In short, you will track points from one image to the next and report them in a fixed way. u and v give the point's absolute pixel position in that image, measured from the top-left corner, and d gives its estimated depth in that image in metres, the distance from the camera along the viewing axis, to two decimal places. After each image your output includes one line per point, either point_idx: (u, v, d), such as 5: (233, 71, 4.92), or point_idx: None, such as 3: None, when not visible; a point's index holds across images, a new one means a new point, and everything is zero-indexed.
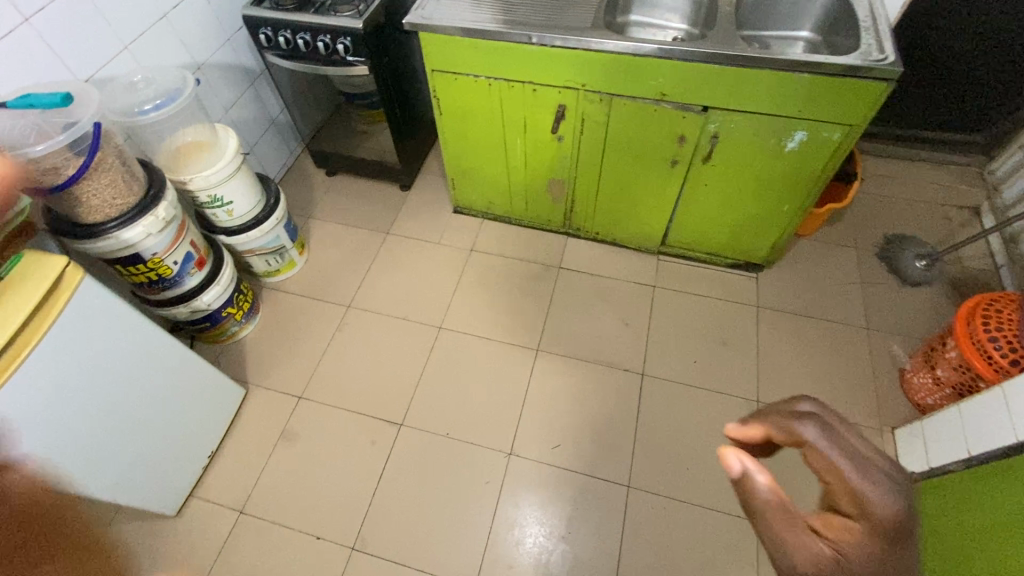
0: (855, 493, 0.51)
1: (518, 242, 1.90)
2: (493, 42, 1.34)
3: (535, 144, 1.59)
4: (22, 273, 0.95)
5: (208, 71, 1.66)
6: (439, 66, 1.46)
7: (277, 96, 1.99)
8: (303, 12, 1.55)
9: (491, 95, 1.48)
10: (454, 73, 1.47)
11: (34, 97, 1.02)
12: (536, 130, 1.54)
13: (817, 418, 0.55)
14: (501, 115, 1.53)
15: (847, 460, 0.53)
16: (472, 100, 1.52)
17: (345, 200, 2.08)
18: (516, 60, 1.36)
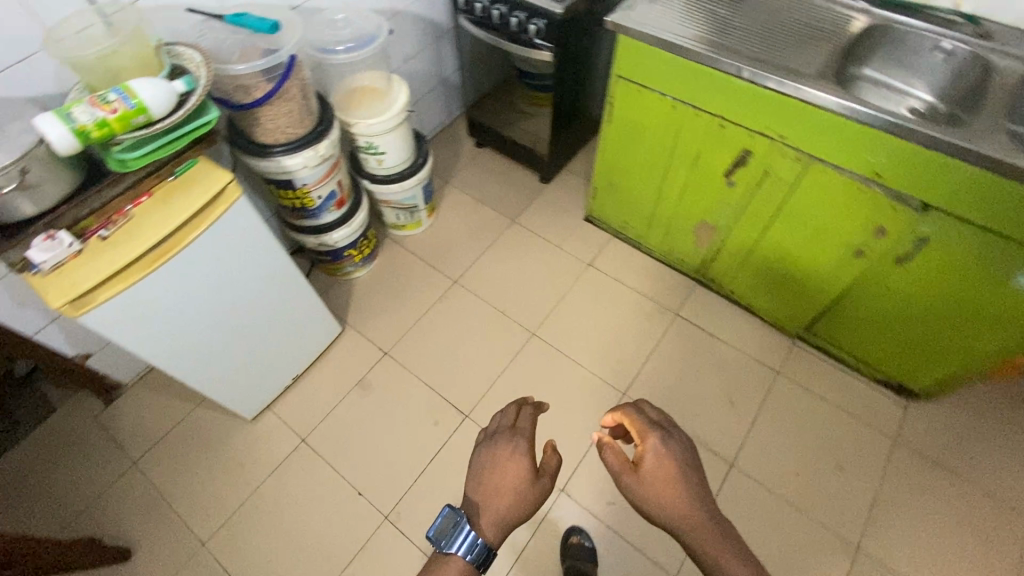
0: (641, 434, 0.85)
1: (640, 273, 1.77)
2: (695, 65, 1.20)
3: (700, 183, 1.43)
4: (193, 178, 1.03)
5: (401, 18, 1.69)
6: (626, 74, 1.34)
7: (453, 57, 2.00)
8: None
9: (671, 118, 1.35)
10: (640, 85, 1.34)
11: (249, 19, 1.07)
12: (706, 168, 1.38)
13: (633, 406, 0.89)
14: (674, 141, 1.39)
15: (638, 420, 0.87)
16: (649, 117, 1.39)
17: (483, 175, 2.06)
18: (713, 89, 1.22)
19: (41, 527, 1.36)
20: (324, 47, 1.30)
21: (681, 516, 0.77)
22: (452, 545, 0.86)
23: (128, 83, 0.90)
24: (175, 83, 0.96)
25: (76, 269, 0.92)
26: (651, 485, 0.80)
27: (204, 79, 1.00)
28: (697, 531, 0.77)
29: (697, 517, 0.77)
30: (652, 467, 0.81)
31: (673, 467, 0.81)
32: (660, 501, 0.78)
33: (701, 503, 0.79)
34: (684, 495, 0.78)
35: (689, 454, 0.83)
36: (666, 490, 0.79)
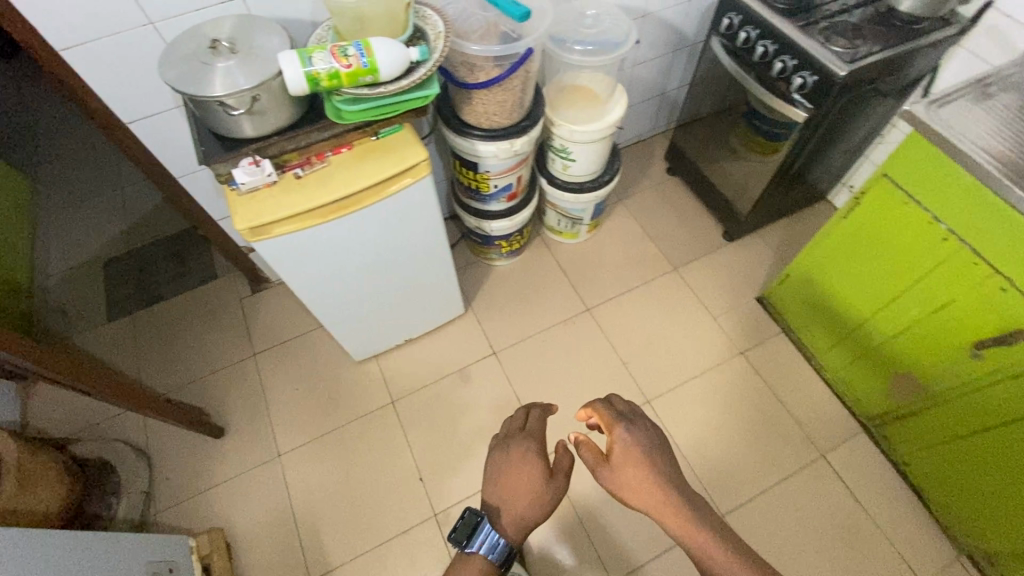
0: (609, 423, 0.86)
1: (797, 389, 1.50)
2: (1007, 208, 0.91)
3: (934, 335, 1.14)
4: (393, 144, 1.01)
5: (648, 20, 1.53)
6: (901, 181, 1.07)
7: (683, 72, 1.79)
8: (790, 19, 1.27)
9: (933, 251, 1.06)
10: (909, 198, 1.07)
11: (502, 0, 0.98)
12: (953, 325, 1.09)
13: (601, 400, 0.88)
14: (923, 277, 1.11)
15: (605, 411, 0.87)
16: (901, 237, 1.12)
17: (662, 206, 1.86)
18: (1017, 245, 0.92)
19: (172, 376, 1.56)
20: (560, 38, 1.19)
21: (656, 507, 0.79)
22: (473, 546, 0.88)
23: (370, 39, 0.88)
24: (410, 49, 0.92)
25: (268, 199, 0.95)
26: (624, 476, 0.82)
27: (439, 52, 0.95)
28: (671, 520, 0.79)
29: (670, 506, 0.79)
30: (621, 453, 0.82)
31: (640, 448, 0.82)
32: (634, 494, 0.80)
33: (671, 488, 0.80)
34: (654, 482, 0.80)
35: (659, 440, 0.84)
36: (636, 478, 0.80)
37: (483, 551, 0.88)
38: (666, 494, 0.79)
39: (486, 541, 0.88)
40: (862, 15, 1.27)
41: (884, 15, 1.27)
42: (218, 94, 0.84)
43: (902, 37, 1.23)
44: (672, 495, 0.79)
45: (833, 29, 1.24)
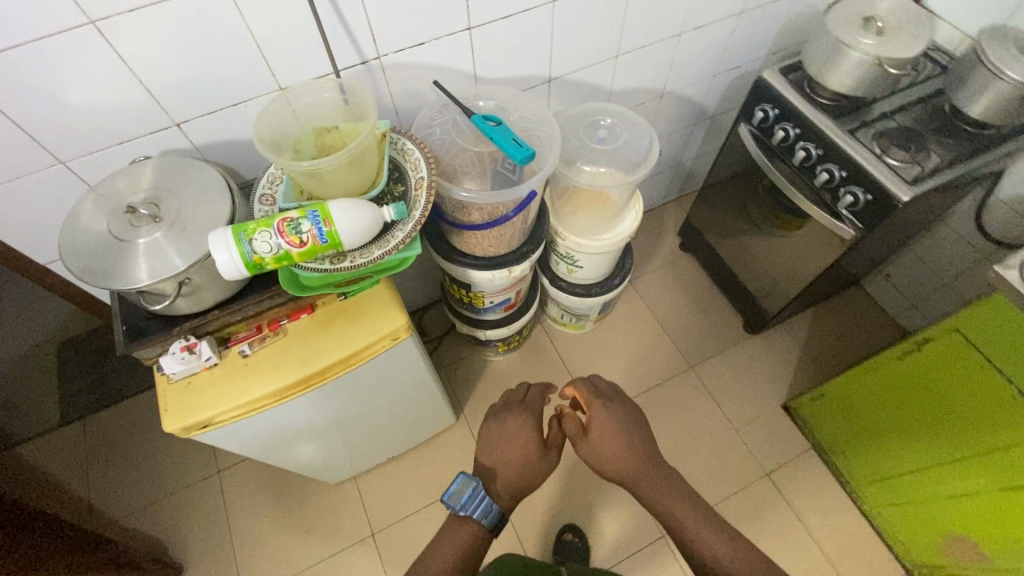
0: (587, 396, 0.95)
1: (830, 523, 1.33)
2: None
3: (1005, 513, 0.97)
4: (363, 306, 0.82)
5: (667, 98, 1.34)
6: (978, 341, 0.90)
7: (701, 143, 1.60)
8: (837, 120, 1.08)
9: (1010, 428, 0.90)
10: (984, 361, 0.90)
11: (498, 137, 0.80)
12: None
13: (585, 377, 0.98)
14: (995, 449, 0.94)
15: (585, 384, 0.96)
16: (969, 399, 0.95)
17: (677, 289, 1.67)
18: None
19: (123, 500, 1.40)
20: (568, 151, 1.01)
21: (631, 472, 0.88)
22: (468, 509, 0.85)
23: (330, 205, 0.69)
24: (384, 209, 0.74)
25: (208, 389, 0.76)
26: (599, 448, 0.90)
27: (420, 208, 0.76)
28: (644, 482, 0.87)
29: (644, 469, 0.88)
30: (599, 423, 0.91)
31: (614, 417, 0.91)
32: (612, 463, 0.89)
33: (642, 455, 0.89)
34: (626, 453, 0.88)
35: (633, 414, 0.93)
36: (611, 451, 0.88)
37: (477, 516, 0.85)
38: (639, 459, 0.88)
39: (481, 504, 0.85)
40: (918, 116, 1.09)
41: (946, 117, 1.08)
42: (143, 283, 0.66)
43: (969, 147, 1.04)
44: (644, 460, 0.88)
45: (888, 135, 1.06)
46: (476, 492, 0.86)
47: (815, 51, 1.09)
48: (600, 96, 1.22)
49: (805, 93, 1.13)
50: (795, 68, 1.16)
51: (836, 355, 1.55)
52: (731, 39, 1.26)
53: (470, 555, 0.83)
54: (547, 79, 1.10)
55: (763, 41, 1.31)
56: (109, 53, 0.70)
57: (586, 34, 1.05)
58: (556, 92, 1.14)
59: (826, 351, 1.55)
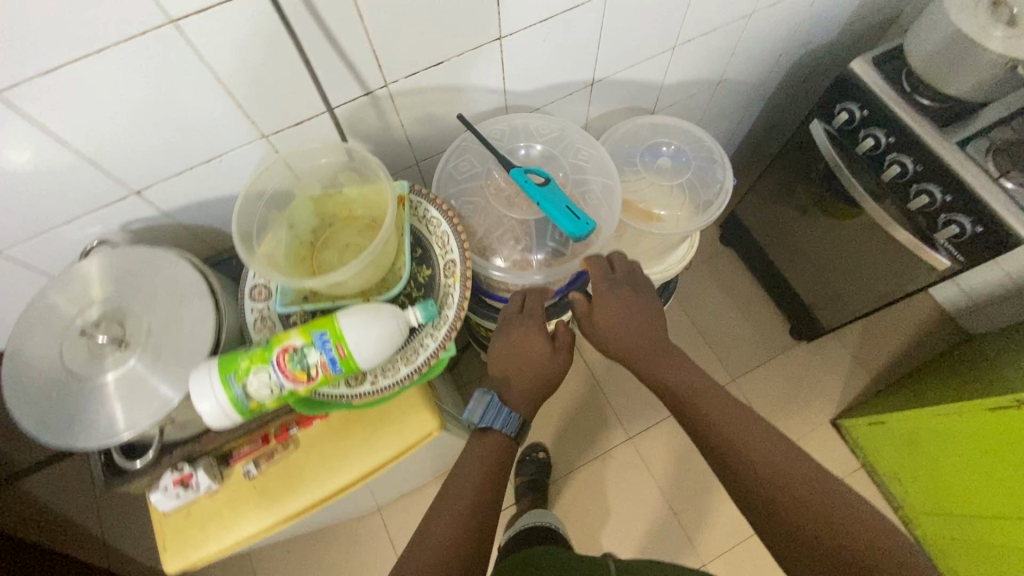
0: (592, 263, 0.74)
1: None
2: None
3: None
4: (386, 409, 0.69)
5: (725, 84, 1.12)
6: None
7: (753, 125, 1.38)
8: (943, 129, 0.89)
9: None
10: None
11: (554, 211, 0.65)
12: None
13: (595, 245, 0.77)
14: None
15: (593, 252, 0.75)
16: None
17: (717, 289, 1.52)
18: None
19: (140, 535, 1.34)
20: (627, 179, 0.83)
21: (633, 346, 0.70)
22: (489, 423, 0.64)
23: (341, 323, 0.53)
24: (409, 311, 0.58)
25: (213, 519, 0.65)
26: (601, 324, 0.71)
27: (453, 304, 0.60)
28: (650, 359, 0.70)
29: (651, 345, 0.70)
30: (606, 301, 0.70)
31: (621, 283, 0.72)
32: (616, 340, 0.70)
33: (648, 326, 0.71)
34: (631, 331, 0.70)
35: (643, 290, 0.72)
36: (614, 326, 0.70)
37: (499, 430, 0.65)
38: (646, 331, 0.70)
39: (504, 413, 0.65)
40: None
41: None
42: (122, 437, 0.52)
43: None
44: (651, 333, 0.70)
45: (1006, 149, 0.87)
46: (497, 402, 0.65)
47: (926, 40, 0.87)
48: (650, 93, 1.00)
49: (903, 92, 0.92)
50: (892, 57, 0.94)
51: (890, 364, 1.42)
52: (809, 12, 1.02)
53: (498, 463, 0.64)
54: (590, 84, 0.89)
55: (846, 11, 1.07)
56: (27, 130, 0.51)
57: (641, 28, 0.83)
58: (599, 96, 0.93)
59: (880, 360, 1.43)
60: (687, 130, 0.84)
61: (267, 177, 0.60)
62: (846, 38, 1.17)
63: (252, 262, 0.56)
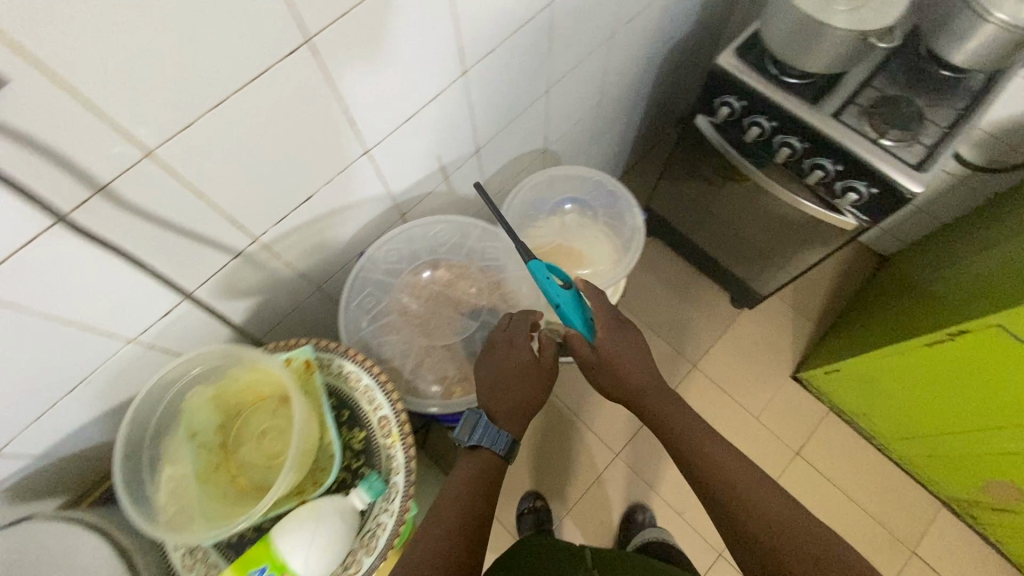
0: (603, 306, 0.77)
1: (863, 482, 1.35)
2: None
3: None
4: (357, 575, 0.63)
5: (605, 101, 1.12)
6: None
7: (643, 121, 1.40)
8: (817, 104, 0.91)
9: None
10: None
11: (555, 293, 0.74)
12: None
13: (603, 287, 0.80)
14: None
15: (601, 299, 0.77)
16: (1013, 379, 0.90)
17: (654, 280, 1.55)
18: None
19: None
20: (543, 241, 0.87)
21: (633, 394, 0.76)
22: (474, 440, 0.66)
23: (281, 550, 0.48)
24: (353, 495, 0.53)
25: None
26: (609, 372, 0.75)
27: (401, 468, 0.55)
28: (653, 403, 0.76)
29: (656, 390, 0.76)
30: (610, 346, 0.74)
31: (622, 333, 0.76)
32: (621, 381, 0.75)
33: (649, 368, 0.76)
34: (636, 374, 0.75)
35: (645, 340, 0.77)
36: (620, 373, 0.74)
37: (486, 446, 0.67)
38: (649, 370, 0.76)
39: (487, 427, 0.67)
40: (894, 69, 0.94)
41: (920, 65, 0.94)
42: None
43: (959, 101, 0.91)
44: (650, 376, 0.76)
45: (874, 107, 0.90)
46: (485, 419, 0.67)
47: (776, 26, 0.88)
48: (537, 136, 0.99)
49: (771, 75, 0.94)
50: (751, 43, 0.96)
51: (828, 304, 1.49)
52: (664, 16, 1.04)
53: (483, 485, 0.65)
54: (475, 150, 0.85)
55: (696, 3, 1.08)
56: None
57: (511, 88, 0.80)
58: (489, 157, 0.91)
59: (818, 304, 1.49)
60: (585, 175, 0.84)
61: (141, 409, 0.53)
62: (701, 22, 1.20)
63: (161, 532, 0.50)
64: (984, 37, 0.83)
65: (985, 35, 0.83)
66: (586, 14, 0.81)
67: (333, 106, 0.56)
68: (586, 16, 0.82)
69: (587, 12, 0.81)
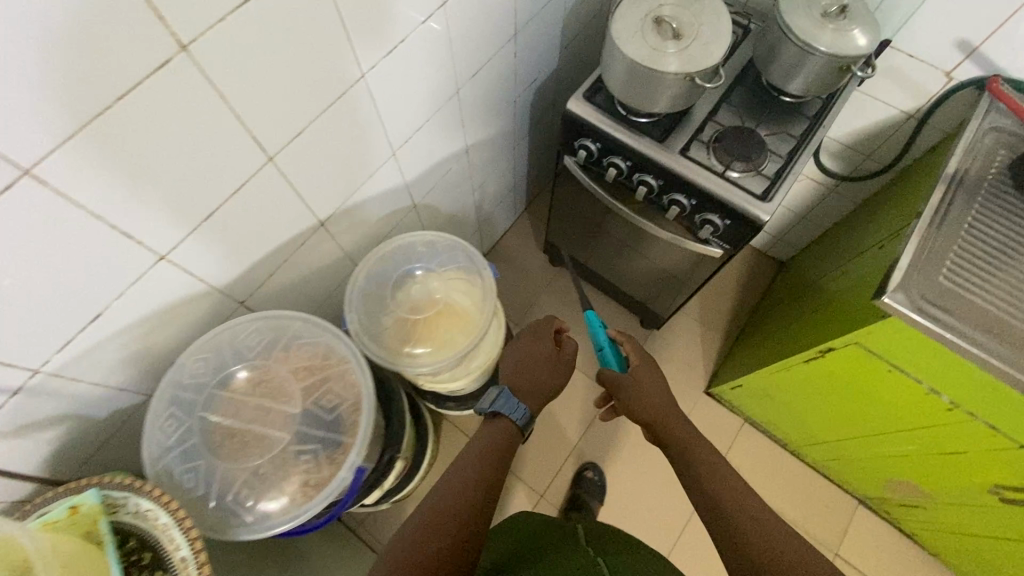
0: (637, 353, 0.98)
1: (784, 487, 1.37)
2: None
3: (936, 468, 0.99)
4: None
5: (474, 149, 1.12)
6: (881, 352, 0.83)
7: (529, 156, 1.41)
8: (665, 140, 0.93)
9: (927, 412, 0.88)
10: (891, 367, 0.84)
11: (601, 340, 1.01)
12: (914, 448, 0.99)
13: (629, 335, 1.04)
14: (916, 426, 0.93)
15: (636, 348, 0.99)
16: (882, 390, 0.91)
17: (566, 310, 1.55)
18: None
19: None
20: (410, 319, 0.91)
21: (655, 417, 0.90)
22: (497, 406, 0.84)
23: None
24: None
25: None
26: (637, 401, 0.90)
27: None
28: (670, 428, 0.91)
29: (671, 417, 0.91)
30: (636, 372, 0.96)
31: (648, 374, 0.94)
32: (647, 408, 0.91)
33: (668, 405, 0.92)
34: (658, 404, 0.90)
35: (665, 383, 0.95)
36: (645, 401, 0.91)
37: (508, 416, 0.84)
38: (669, 408, 0.91)
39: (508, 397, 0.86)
40: (737, 99, 0.97)
41: (760, 92, 0.97)
42: None
43: (798, 126, 0.94)
44: (669, 405, 0.91)
45: (720, 139, 0.92)
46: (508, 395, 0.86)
47: (612, 71, 0.89)
48: (398, 195, 0.97)
49: (620, 116, 0.95)
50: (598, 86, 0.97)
51: (733, 313, 1.53)
52: (516, 62, 1.04)
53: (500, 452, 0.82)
54: (319, 226, 0.82)
55: (549, 45, 1.10)
56: None
57: (343, 161, 0.78)
58: (342, 227, 0.88)
59: (723, 314, 1.52)
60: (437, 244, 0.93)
61: None
62: (564, 59, 1.21)
63: None
64: (810, 67, 0.86)
65: (812, 66, 0.86)
66: (413, 79, 0.80)
67: (92, 227, 0.53)
68: (413, 81, 0.80)
69: (414, 76, 0.80)
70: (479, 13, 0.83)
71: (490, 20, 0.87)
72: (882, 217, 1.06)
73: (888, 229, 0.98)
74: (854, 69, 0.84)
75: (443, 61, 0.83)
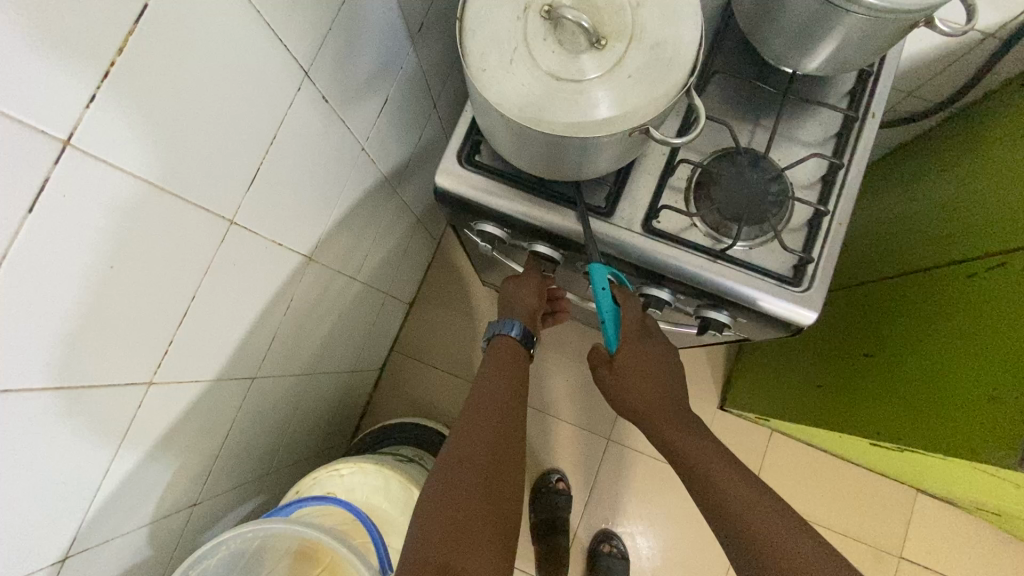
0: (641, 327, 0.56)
1: (829, 494, 1.15)
2: None
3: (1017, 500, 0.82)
4: None
5: (326, 243, 0.72)
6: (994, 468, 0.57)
7: (424, 179, 0.99)
8: (614, 211, 0.54)
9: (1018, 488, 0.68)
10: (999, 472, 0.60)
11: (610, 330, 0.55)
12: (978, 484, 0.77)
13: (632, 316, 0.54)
14: (999, 487, 0.73)
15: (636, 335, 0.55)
16: (964, 471, 0.68)
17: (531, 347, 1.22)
18: None
19: None
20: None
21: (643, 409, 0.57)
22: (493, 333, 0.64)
23: None
24: None
25: None
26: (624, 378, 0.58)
27: None
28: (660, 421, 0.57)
29: (667, 405, 0.57)
30: (627, 358, 0.56)
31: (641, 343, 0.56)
32: (636, 395, 0.57)
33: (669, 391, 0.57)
34: (649, 383, 0.57)
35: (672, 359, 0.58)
36: (634, 384, 0.57)
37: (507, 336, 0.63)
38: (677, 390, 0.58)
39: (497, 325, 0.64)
40: (717, 92, 0.57)
41: (752, 71, 0.57)
42: None
43: (822, 124, 0.56)
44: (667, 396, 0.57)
45: (709, 190, 0.53)
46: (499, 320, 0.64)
47: (487, 125, 0.48)
48: (213, 391, 0.60)
49: (529, 182, 0.55)
50: (481, 135, 0.56)
51: None
52: (335, 104, 0.60)
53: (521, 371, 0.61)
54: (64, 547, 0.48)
55: (383, 49, 0.65)
56: None
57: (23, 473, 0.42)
58: (116, 504, 0.53)
59: None
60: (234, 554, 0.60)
61: None
62: (423, 44, 0.75)
63: None
64: (845, 35, 0.45)
65: (848, 33, 0.45)
66: (101, 288, 0.40)
67: None
68: (103, 289, 0.41)
69: (98, 283, 0.40)
70: (188, 101, 0.40)
71: (228, 93, 0.44)
72: (957, 195, 0.70)
73: (988, 233, 0.63)
74: (933, 23, 0.43)
75: (162, 209, 0.43)
